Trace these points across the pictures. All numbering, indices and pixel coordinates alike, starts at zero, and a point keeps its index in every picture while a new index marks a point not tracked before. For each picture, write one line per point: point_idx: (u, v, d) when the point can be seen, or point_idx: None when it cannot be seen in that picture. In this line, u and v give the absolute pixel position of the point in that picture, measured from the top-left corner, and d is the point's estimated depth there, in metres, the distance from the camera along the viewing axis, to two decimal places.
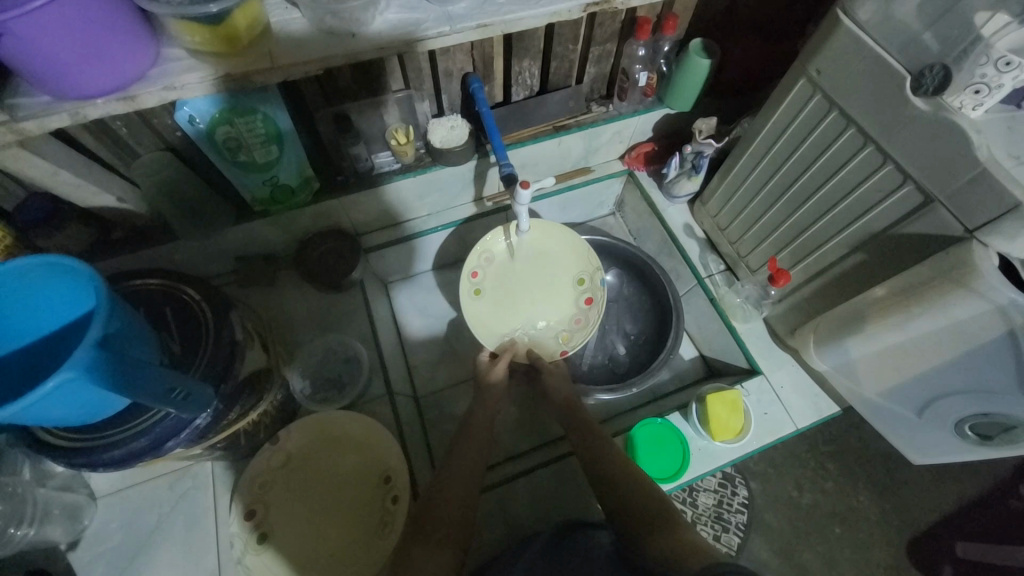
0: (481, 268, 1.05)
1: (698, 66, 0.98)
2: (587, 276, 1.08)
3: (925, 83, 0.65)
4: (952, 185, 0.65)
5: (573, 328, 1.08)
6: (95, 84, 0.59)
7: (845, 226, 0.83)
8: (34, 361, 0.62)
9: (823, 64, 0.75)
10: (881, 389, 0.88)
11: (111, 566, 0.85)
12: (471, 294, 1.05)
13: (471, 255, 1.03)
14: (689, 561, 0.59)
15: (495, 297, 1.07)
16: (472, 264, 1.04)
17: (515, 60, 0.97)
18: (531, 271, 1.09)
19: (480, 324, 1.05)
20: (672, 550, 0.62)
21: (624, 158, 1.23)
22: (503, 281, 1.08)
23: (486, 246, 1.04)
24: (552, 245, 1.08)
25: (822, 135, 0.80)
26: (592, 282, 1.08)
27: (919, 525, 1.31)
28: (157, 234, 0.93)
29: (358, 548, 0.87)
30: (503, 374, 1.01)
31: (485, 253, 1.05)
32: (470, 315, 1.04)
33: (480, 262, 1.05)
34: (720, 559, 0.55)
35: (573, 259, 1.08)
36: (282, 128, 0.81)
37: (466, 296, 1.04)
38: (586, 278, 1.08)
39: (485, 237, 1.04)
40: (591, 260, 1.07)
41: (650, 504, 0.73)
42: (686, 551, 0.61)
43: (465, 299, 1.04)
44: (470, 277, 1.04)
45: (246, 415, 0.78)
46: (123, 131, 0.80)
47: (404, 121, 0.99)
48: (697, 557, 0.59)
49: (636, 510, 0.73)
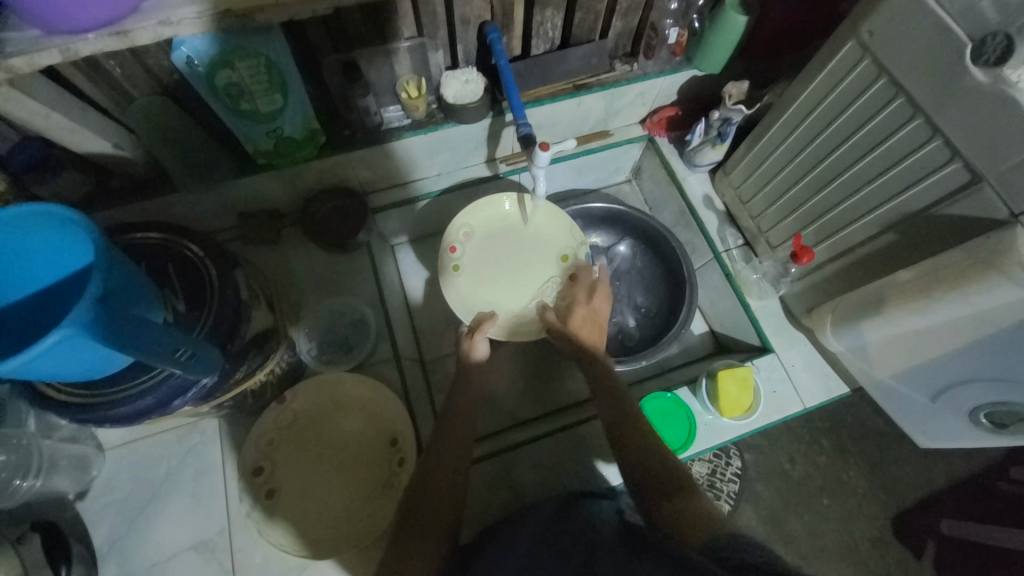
0: (459, 243, 1.03)
1: (734, 24, 0.91)
2: (572, 251, 1.05)
3: (986, 53, 0.59)
4: (1004, 163, 0.61)
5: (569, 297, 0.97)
6: (84, 16, 0.53)
7: (880, 205, 0.79)
8: (29, 320, 0.60)
9: (877, 25, 0.69)
10: (893, 372, 0.87)
11: (121, 514, 0.87)
12: (450, 270, 1.02)
13: (449, 230, 1.02)
14: (694, 533, 0.59)
15: (483, 268, 1.04)
16: (451, 238, 1.03)
17: (538, 9, 0.90)
18: (527, 245, 1.06)
19: (460, 299, 1.01)
20: (683, 519, 0.62)
21: (646, 123, 1.17)
22: (494, 249, 1.05)
23: (474, 214, 1.03)
24: (545, 221, 1.06)
25: (866, 105, 0.75)
26: (576, 257, 1.05)
27: (906, 501, 1.33)
28: (156, 186, 0.88)
29: (364, 508, 0.89)
30: (480, 350, 0.94)
31: (466, 229, 1.03)
32: (449, 290, 1.01)
33: (458, 237, 1.03)
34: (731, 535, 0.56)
35: (563, 236, 1.06)
36: (286, 74, 0.75)
37: (445, 273, 1.02)
38: (570, 254, 1.06)
39: (471, 204, 1.02)
40: (578, 235, 1.06)
41: (661, 471, 0.70)
42: (698, 518, 0.61)
43: (444, 275, 1.02)
44: (447, 252, 1.02)
45: (253, 375, 0.78)
46: (117, 72, 0.74)
47: (416, 72, 0.93)
48: (699, 533, 0.58)
49: (648, 475, 0.70)
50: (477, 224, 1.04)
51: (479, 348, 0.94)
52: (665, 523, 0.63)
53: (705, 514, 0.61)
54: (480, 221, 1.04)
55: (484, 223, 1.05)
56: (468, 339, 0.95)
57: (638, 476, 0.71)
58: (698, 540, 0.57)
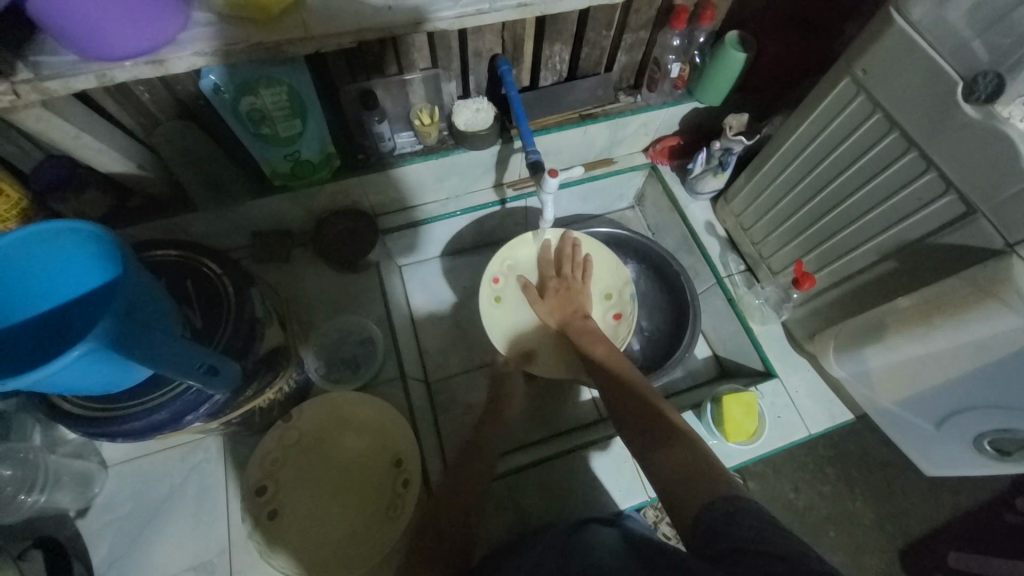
0: (503, 275, 1.07)
1: (734, 60, 0.96)
2: (616, 290, 1.07)
3: (977, 91, 0.63)
4: (998, 197, 0.63)
5: (560, 271, 1.04)
6: (125, 45, 0.57)
7: (879, 234, 0.81)
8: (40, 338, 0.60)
9: (870, 64, 0.73)
10: (897, 398, 0.87)
11: (120, 533, 0.86)
12: (493, 299, 1.04)
13: (494, 260, 1.05)
14: (690, 501, 0.57)
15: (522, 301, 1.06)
16: (495, 269, 1.06)
17: (547, 44, 0.95)
18: None
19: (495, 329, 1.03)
20: (678, 483, 0.59)
21: (649, 151, 1.21)
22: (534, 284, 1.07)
23: (518, 250, 1.07)
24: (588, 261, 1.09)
25: (862, 138, 0.78)
26: (619, 297, 1.07)
27: (913, 533, 1.31)
28: (174, 204, 0.90)
29: (368, 531, 0.88)
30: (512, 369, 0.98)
31: (509, 263, 1.07)
32: (487, 319, 1.03)
33: (502, 268, 1.06)
34: (728, 496, 0.55)
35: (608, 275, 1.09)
36: (306, 101, 0.78)
37: (487, 301, 1.04)
38: (614, 293, 1.08)
39: (514, 238, 1.06)
40: (622, 275, 1.07)
41: (657, 429, 0.70)
42: (698, 479, 0.58)
43: (486, 304, 1.04)
44: (492, 282, 1.05)
45: (263, 393, 0.77)
46: (145, 96, 0.77)
47: (429, 101, 0.97)
48: (700, 495, 0.56)
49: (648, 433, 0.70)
50: (520, 258, 1.08)
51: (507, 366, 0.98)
52: (661, 489, 0.61)
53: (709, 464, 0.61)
54: (524, 257, 1.08)
55: (528, 260, 1.08)
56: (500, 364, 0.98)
57: (636, 437, 0.71)
58: (693, 509, 0.56)
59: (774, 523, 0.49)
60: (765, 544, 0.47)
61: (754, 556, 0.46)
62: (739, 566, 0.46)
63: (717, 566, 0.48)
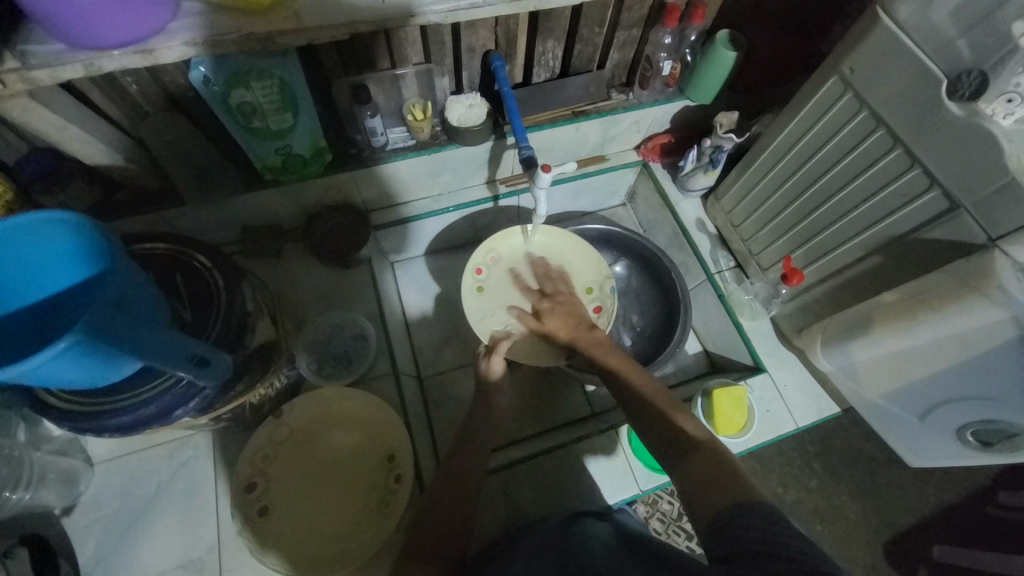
0: (486, 266, 1.06)
1: (724, 58, 0.97)
2: (597, 285, 1.07)
3: (961, 89, 0.64)
4: (980, 192, 0.65)
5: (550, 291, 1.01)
6: (113, 34, 0.56)
7: (866, 229, 0.83)
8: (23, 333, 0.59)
9: (857, 63, 0.74)
10: (882, 391, 0.89)
11: (107, 531, 0.84)
12: (475, 289, 1.04)
13: (477, 252, 1.05)
14: (709, 495, 0.56)
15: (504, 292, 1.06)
16: (477, 260, 1.05)
17: (540, 40, 0.95)
18: None
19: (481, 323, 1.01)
20: (694, 483, 0.58)
21: (640, 149, 1.21)
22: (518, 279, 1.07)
23: (502, 242, 1.07)
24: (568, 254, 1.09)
25: (849, 135, 0.80)
26: (600, 291, 1.07)
27: (897, 526, 1.34)
28: (163, 197, 0.89)
29: (360, 527, 0.88)
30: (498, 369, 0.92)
31: (491, 252, 1.07)
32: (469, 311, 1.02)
33: (485, 260, 1.06)
34: (744, 495, 0.54)
35: (589, 268, 1.09)
36: (297, 94, 0.78)
37: (470, 292, 1.04)
38: (595, 287, 1.07)
39: (496, 233, 1.06)
40: (603, 269, 1.08)
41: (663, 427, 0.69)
42: (709, 475, 0.58)
43: (468, 294, 1.04)
44: (474, 272, 1.05)
45: (253, 388, 0.76)
46: (133, 88, 0.76)
47: (422, 96, 0.97)
48: (715, 494, 0.55)
49: (664, 430, 0.68)
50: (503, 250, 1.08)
51: (495, 368, 0.92)
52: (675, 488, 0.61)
53: (724, 461, 0.60)
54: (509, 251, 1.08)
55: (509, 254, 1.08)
56: (485, 360, 0.93)
57: (654, 431, 0.70)
58: (707, 506, 0.55)
59: (775, 517, 0.49)
60: (772, 543, 0.46)
61: (761, 556, 0.46)
62: (746, 568, 0.46)
63: (726, 564, 0.48)
